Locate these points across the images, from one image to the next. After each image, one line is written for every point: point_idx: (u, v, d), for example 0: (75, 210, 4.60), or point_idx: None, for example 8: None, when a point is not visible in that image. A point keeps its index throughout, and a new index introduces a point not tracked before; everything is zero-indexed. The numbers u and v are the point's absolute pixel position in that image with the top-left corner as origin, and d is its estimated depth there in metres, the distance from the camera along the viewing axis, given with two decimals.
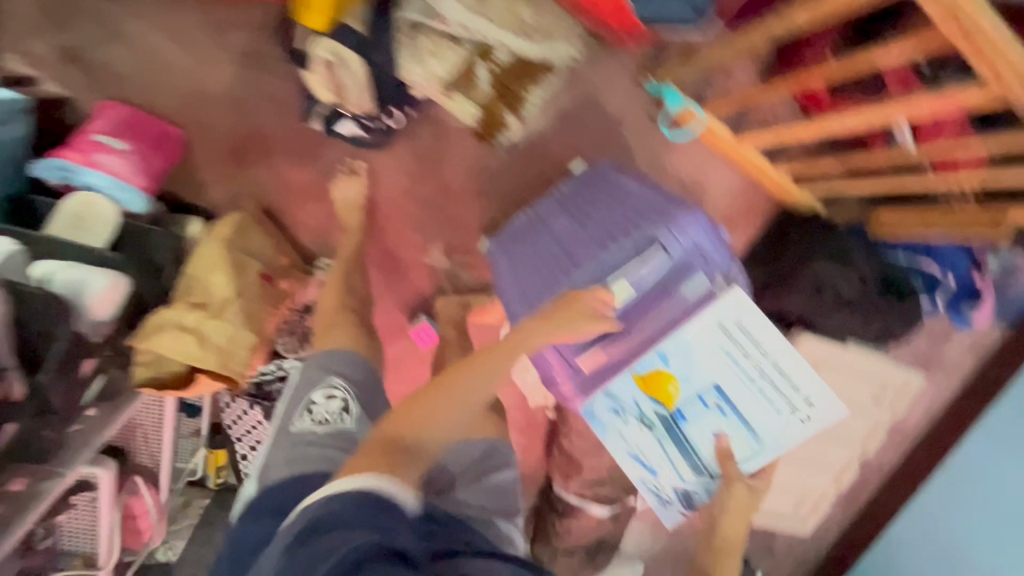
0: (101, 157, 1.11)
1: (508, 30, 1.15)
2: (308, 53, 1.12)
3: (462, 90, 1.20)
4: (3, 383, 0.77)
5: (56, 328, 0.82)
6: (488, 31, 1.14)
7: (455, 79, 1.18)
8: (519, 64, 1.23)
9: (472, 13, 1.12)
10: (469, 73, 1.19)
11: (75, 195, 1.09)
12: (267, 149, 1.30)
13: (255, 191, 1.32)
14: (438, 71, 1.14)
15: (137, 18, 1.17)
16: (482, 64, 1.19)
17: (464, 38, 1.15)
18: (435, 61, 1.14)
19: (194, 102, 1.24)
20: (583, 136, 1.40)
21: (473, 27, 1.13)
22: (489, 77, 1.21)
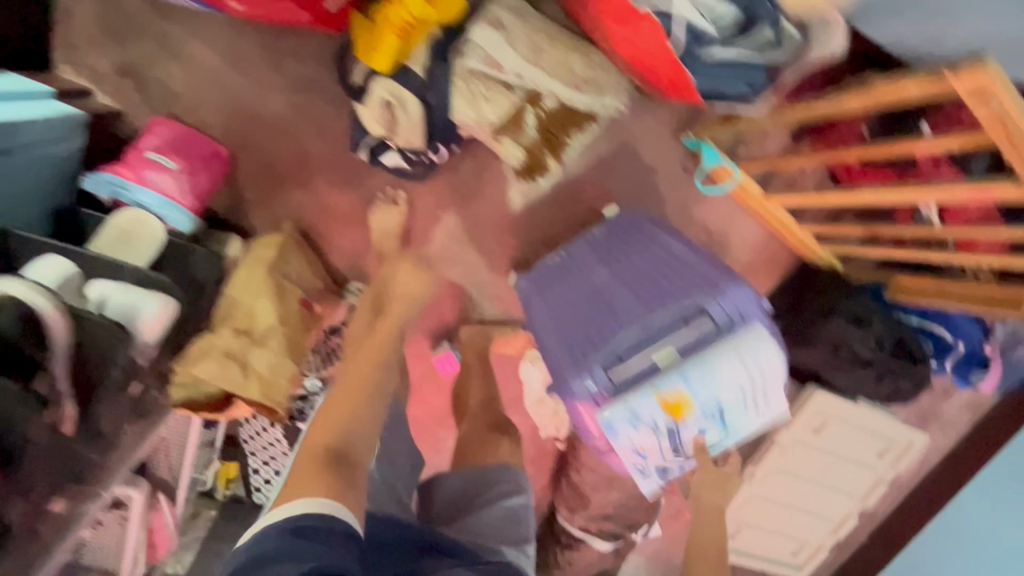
0: (151, 175, 1.12)
1: (560, 81, 1.18)
2: (365, 89, 1.14)
3: (510, 135, 1.23)
4: (57, 410, 0.78)
5: (111, 357, 0.82)
6: (542, 81, 1.17)
7: (505, 124, 1.21)
8: (566, 112, 1.26)
9: (528, 64, 1.15)
10: (519, 119, 1.21)
11: (123, 212, 1.10)
12: (310, 174, 1.31)
13: (295, 214, 1.34)
14: (489, 116, 1.17)
15: (197, 40, 1.19)
16: (531, 110, 1.21)
17: (517, 85, 1.18)
18: (488, 106, 1.16)
19: (243, 124, 1.26)
20: (618, 182, 1.44)
21: (527, 77, 1.16)
22: (537, 122, 1.24)
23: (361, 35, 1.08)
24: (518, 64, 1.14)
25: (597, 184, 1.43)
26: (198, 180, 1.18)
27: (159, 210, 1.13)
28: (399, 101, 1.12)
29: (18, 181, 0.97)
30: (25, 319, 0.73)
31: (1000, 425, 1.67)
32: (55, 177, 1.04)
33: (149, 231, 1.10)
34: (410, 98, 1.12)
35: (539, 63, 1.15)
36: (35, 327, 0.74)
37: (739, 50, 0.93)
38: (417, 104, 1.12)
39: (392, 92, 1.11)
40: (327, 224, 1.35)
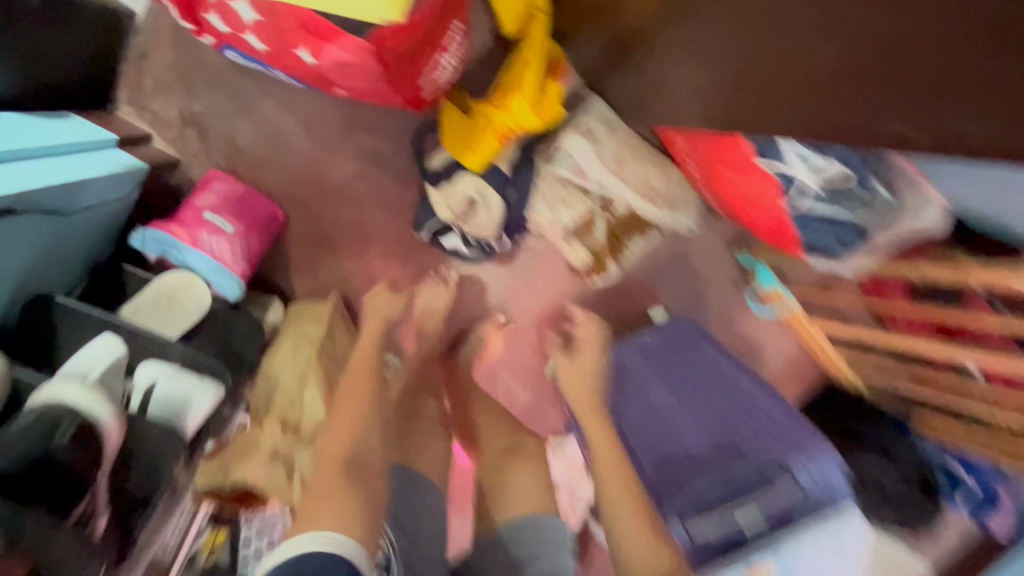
0: (205, 238, 1.05)
1: (636, 192, 1.18)
2: (441, 176, 1.11)
3: (580, 237, 1.23)
4: (94, 520, 0.70)
5: (162, 466, 0.78)
6: (620, 191, 1.17)
7: (577, 227, 1.20)
8: (634, 218, 1.23)
9: (611, 174, 1.15)
10: (590, 223, 1.21)
11: (171, 275, 1.02)
12: (363, 243, 1.25)
13: (339, 282, 1.26)
14: (564, 220, 1.18)
15: (272, 100, 1.16)
16: (602, 216, 1.20)
17: (594, 191, 1.17)
18: (564, 210, 1.17)
19: (304, 186, 1.21)
20: (667, 285, 1.44)
21: (608, 185, 1.16)
22: (605, 229, 1.23)
23: (453, 127, 1.08)
24: (601, 173, 1.12)
25: (646, 285, 1.43)
26: (252, 246, 1.10)
27: (208, 275, 1.05)
28: (481, 200, 1.11)
29: (72, 242, 0.89)
30: (80, 434, 0.66)
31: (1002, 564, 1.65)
32: (104, 229, 0.97)
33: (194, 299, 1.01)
34: (495, 197, 1.10)
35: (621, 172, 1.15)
36: (88, 441, 0.66)
37: (837, 210, 0.90)
38: (498, 198, 1.10)
39: (472, 186, 1.09)
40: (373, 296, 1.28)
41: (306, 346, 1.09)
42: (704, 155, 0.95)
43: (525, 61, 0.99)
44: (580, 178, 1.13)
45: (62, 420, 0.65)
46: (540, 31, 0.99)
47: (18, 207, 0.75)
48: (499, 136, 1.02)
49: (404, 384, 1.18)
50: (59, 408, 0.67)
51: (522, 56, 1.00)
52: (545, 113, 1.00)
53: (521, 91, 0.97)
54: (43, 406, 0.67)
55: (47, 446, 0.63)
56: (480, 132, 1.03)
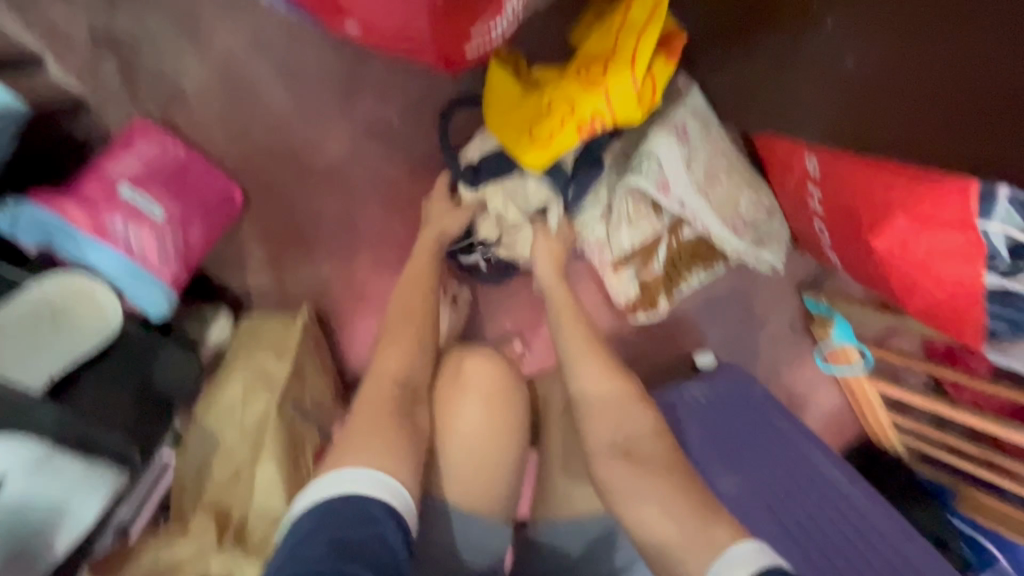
0: (119, 226, 0.70)
1: (719, 217, 0.87)
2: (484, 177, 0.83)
3: (634, 266, 0.94)
4: None
5: None
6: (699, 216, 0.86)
7: (636, 254, 0.91)
8: (703, 244, 0.96)
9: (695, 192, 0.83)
10: (652, 249, 0.93)
11: (61, 278, 0.67)
12: (350, 245, 0.92)
13: (312, 292, 0.94)
14: (624, 243, 0.88)
15: (240, 32, 0.81)
16: (667, 239, 0.92)
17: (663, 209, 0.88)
18: (626, 231, 0.87)
19: (275, 158, 0.86)
20: (718, 326, 1.19)
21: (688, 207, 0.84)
22: (667, 255, 0.94)
23: (506, 110, 0.78)
24: (686, 190, 0.82)
25: (695, 323, 1.18)
26: (194, 240, 0.76)
27: (120, 281, 0.71)
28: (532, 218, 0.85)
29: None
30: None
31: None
32: None
33: (97, 319, 0.68)
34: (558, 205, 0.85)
35: (709, 194, 0.85)
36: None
37: None
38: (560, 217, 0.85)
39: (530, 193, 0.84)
40: (358, 315, 0.95)
41: (263, 392, 0.76)
42: (856, 191, 0.69)
43: (631, 28, 0.71)
44: (661, 195, 0.81)
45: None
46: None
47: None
48: (579, 125, 0.70)
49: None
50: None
51: (625, 21, 0.72)
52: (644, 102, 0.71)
53: (630, 70, 0.68)
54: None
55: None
56: (549, 119, 0.71)
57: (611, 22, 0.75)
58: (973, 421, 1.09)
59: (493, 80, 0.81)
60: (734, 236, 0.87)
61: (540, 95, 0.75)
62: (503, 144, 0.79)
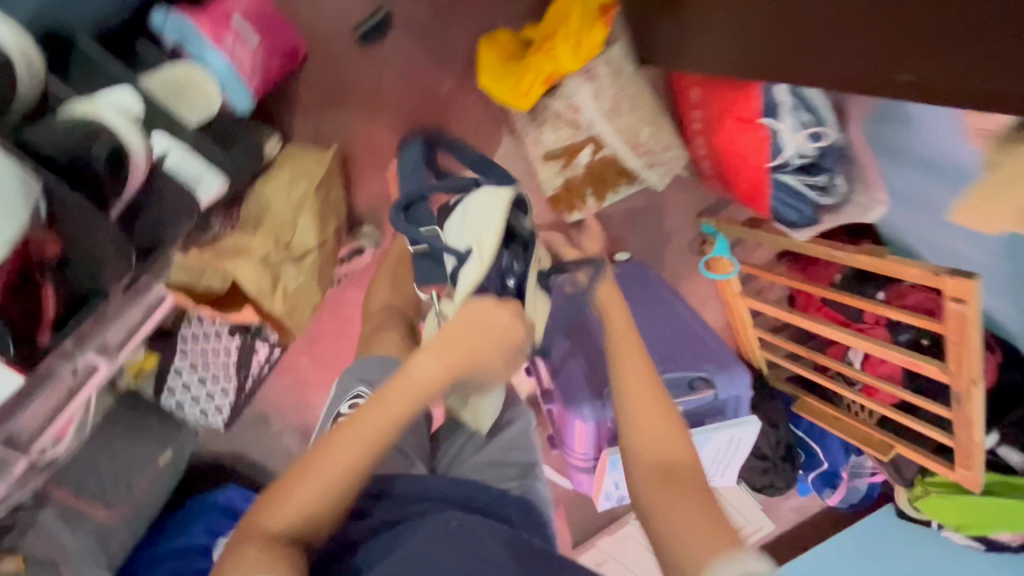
0: (229, 40, 1.01)
1: (623, 139, 1.30)
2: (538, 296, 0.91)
3: (559, 163, 1.35)
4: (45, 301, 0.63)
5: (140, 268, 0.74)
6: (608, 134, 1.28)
7: (558, 151, 1.33)
8: (617, 162, 1.37)
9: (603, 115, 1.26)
10: (575, 153, 1.34)
11: (189, 65, 0.98)
12: (374, 106, 1.26)
13: (341, 137, 1.27)
14: (548, 141, 1.31)
15: None
16: (589, 149, 1.33)
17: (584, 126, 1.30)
18: (550, 134, 1.30)
19: (332, 30, 1.20)
20: (636, 234, 1.57)
21: (597, 124, 1.27)
22: (589, 159, 1.35)
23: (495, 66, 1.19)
24: (595, 115, 1.26)
25: (619, 229, 1.55)
26: (271, 67, 1.09)
27: (223, 79, 1.03)
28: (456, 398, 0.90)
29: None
30: (116, 163, 0.66)
31: (814, 528, 1.99)
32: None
33: (208, 99, 0.99)
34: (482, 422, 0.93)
35: (615, 117, 1.28)
36: (122, 168, 0.66)
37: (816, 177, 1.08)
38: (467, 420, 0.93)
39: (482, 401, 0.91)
40: (371, 159, 1.29)
41: (305, 181, 1.10)
42: (713, 109, 1.09)
43: (569, 26, 1.12)
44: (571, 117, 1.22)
45: (103, 135, 0.65)
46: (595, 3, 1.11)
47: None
48: (543, 84, 1.15)
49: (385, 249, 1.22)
50: (81, 118, 0.65)
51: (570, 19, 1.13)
52: (595, 46, 1.13)
53: (573, 58, 1.13)
54: (80, 116, 0.65)
55: (82, 153, 0.63)
56: (526, 79, 1.15)
57: (562, 9, 1.15)
58: (810, 326, 1.48)
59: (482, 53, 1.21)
60: (632, 155, 1.33)
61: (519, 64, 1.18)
62: (495, 95, 1.21)
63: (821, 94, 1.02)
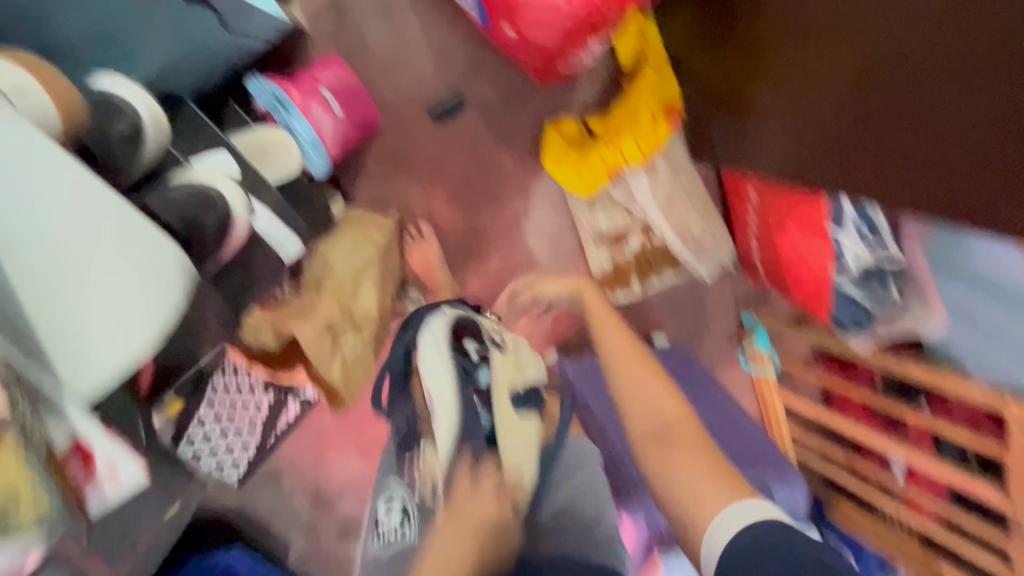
0: (316, 111, 1.07)
1: (673, 230, 1.34)
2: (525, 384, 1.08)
3: (609, 246, 1.37)
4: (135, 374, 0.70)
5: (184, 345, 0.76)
6: (660, 224, 1.32)
7: (609, 235, 1.35)
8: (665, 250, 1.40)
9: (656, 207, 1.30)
10: (624, 237, 1.36)
11: (274, 130, 1.02)
12: (437, 179, 1.30)
13: (401, 204, 1.29)
14: (600, 225, 1.34)
15: (417, 17, 1.21)
16: (638, 236, 1.36)
17: (636, 214, 1.33)
18: (603, 218, 1.33)
19: (409, 108, 1.25)
20: (675, 319, 1.56)
21: (649, 214, 1.31)
22: (638, 247, 1.38)
23: (559, 155, 1.23)
24: (649, 205, 1.30)
25: (660, 312, 1.55)
26: (350, 137, 1.14)
27: (305, 145, 1.07)
28: None
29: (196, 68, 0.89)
30: (221, 229, 0.68)
31: None
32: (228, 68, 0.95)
33: (288, 162, 1.02)
34: None
35: (669, 208, 1.31)
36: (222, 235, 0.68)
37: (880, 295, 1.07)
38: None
39: None
40: (427, 227, 1.31)
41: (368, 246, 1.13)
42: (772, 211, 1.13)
43: (636, 123, 1.17)
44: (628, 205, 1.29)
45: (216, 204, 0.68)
46: (659, 104, 1.17)
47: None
48: (608, 175, 1.20)
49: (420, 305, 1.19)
50: (198, 187, 0.68)
51: (636, 117, 1.18)
52: (656, 142, 1.18)
53: (637, 153, 1.18)
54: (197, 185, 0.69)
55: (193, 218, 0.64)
56: (589, 169, 1.20)
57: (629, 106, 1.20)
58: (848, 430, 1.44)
59: (548, 139, 1.26)
60: (681, 245, 1.36)
61: (584, 152, 1.22)
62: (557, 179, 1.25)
63: (881, 213, 1.04)
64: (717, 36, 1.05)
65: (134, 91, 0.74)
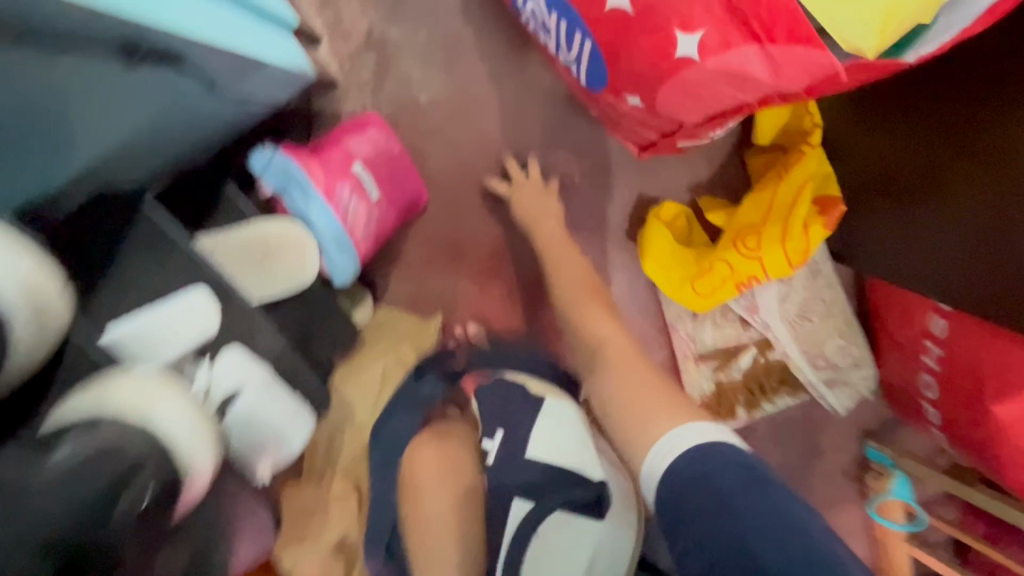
0: (344, 195, 0.76)
1: (801, 348, 1.01)
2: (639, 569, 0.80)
3: (713, 365, 1.03)
4: None
5: None
6: (785, 340, 1.00)
7: (714, 352, 1.02)
8: (784, 373, 1.04)
9: (783, 320, 0.98)
10: (733, 354, 1.02)
11: (283, 222, 0.71)
12: (495, 274, 0.98)
13: (445, 303, 0.98)
14: (704, 340, 1.01)
15: (485, 66, 0.91)
16: (753, 352, 1.02)
17: (753, 326, 1.01)
18: (708, 330, 1.01)
19: (463, 181, 0.94)
20: (780, 447, 1.22)
21: (773, 327, 0.99)
22: (750, 367, 1.03)
23: (662, 254, 0.91)
24: (774, 317, 0.98)
25: (762, 438, 1.21)
26: (387, 226, 0.83)
27: (325, 242, 0.76)
28: None
29: (172, 143, 0.61)
30: (160, 501, 0.47)
31: None
32: (202, 134, 0.65)
33: (301, 268, 0.72)
34: None
35: (799, 324, 0.99)
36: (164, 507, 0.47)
37: None
38: None
39: None
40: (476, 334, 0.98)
41: (402, 378, 0.87)
42: (982, 357, 0.79)
43: (782, 223, 0.86)
44: (747, 316, 0.98)
45: (145, 468, 0.46)
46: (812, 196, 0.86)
47: (144, 48, 0.47)
48: (738, 286, 0.88)
49: (441, 373, 0.86)
50: (118, 433, 0.46)
51: (779, 213, 0.87)
52: (808, 249, 0.86)
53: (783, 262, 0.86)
54: (117, 430, 0.46)
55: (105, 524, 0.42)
56: (708, 278, 0.88)
57: (768, 196, 0.88)
58: None
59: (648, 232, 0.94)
60: (810, 367, 1.02)
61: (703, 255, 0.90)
62: (657, 285, 0.93)
63: None
64: (916, 114, 0.72)
65: None
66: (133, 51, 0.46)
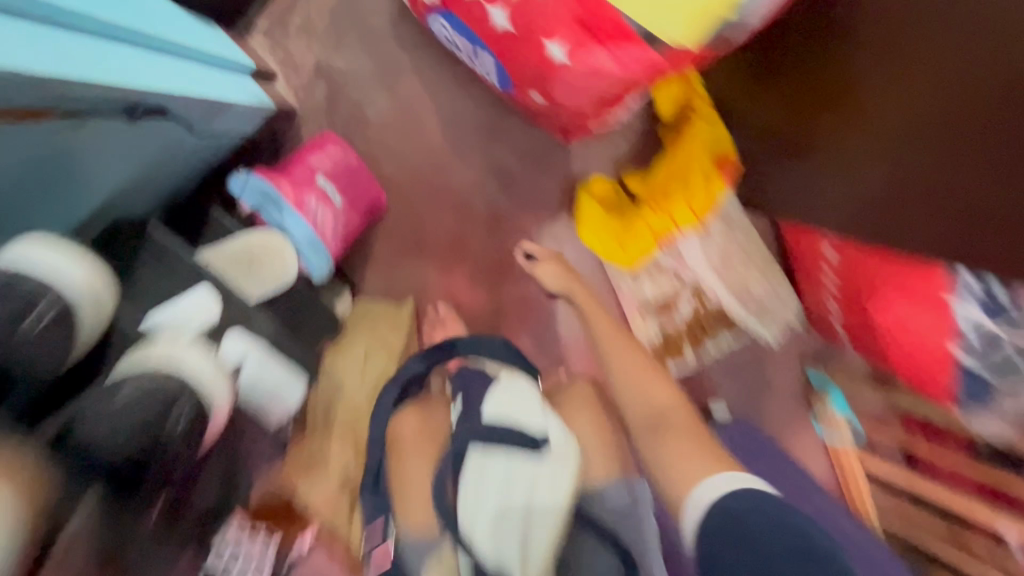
0: (311, 204, 0.90)
1: (729, 290, 1.13)
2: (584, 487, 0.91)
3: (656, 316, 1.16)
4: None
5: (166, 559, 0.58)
6: (715, 285, 1.11)
7: (654, 304, 1.15)
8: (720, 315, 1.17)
9: (710, 267, 1.10)
10: (672, 303, 1.15)
11: (262, 232, 0.85)
12: (455, 257, 1.12)
13: (415, 288, 1.12)
14: (644, 293, 1.15)
15: (421, 80, 1.06)
16: (690, 300, 1.14)
17: (686, 277, 1.12)
18: (647, 284, 1.14)
19: (415, 180, 1.09)
20: (733, 382, 1.37)
21: (703, 276, 1.11)
22: (690, 313, 1.16)
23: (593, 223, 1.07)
24: (702, 267, 1.10)
25: (715, 376, 1.36)
26: (352, 226, 0.97)
27: (300, 245, 0.90)
28: None
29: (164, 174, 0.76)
30: (194, 422, 0.62)
31: None
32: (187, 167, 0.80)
33: (282, 270, 0.85)
34: None
35: (725, 269, 1.12)
36: (201, 429, 0.63)
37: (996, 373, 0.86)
38: None
39: None
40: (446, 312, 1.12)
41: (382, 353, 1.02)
42: (861, 272, 0.95)
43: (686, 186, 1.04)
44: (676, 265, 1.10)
45: (183, 398, 0.61)
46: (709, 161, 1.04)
47: (142, 106, 0.62)
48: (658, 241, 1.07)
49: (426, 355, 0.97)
50: (155, 379, 0.61)
51: (684, 178, 1.05)
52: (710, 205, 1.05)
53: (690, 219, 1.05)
54: (158, 376, 0.62)
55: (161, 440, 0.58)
56: (631, 237, 1.07)
57: (674, 165, 1.06)
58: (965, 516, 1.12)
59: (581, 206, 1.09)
60: (740, 306, 1.15)
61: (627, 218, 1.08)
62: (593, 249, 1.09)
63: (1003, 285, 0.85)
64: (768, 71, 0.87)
65: (29, 259, 0.57)
66: (135, 109, 0.61)
